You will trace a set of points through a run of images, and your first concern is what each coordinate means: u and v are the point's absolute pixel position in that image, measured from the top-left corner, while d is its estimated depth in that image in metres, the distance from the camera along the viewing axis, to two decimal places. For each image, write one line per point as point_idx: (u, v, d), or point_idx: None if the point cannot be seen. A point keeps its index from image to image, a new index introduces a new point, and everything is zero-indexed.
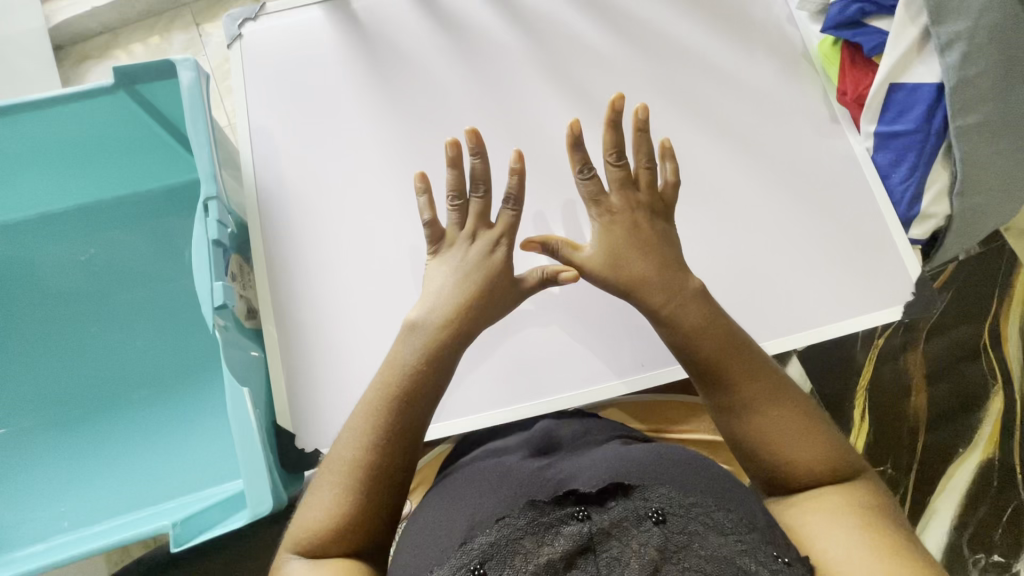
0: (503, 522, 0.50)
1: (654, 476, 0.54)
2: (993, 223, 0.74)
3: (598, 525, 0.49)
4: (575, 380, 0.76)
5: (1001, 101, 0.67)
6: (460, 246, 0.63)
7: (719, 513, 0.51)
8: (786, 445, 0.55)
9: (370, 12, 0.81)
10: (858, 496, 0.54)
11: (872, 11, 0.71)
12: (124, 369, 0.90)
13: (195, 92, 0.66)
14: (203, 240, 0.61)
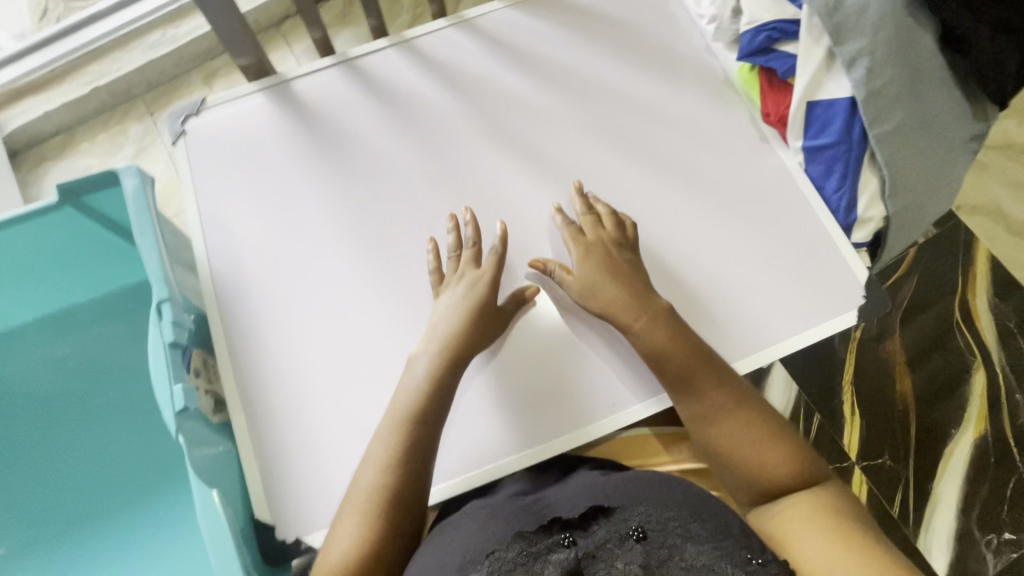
0: (494, 556, 0.56)
1: (632, 498, 0.62)
2: (930, 217, 0.77)
3: (584, 549, 0.57)
4: (562, 423, 0.73)
5: (911, 106, 0.71)
6: (457, 284, 0.73)
7: (694, 523, 0.59)
8: (747, 440, 0.65)
9: (310, 94, 0.85)
10: (823, 500, 0.62)
11: (780, 37, 0.74)
12: (96, 479, 0.88)
13: (140, 197, 0.67)
14: (160, 343, 0.61)
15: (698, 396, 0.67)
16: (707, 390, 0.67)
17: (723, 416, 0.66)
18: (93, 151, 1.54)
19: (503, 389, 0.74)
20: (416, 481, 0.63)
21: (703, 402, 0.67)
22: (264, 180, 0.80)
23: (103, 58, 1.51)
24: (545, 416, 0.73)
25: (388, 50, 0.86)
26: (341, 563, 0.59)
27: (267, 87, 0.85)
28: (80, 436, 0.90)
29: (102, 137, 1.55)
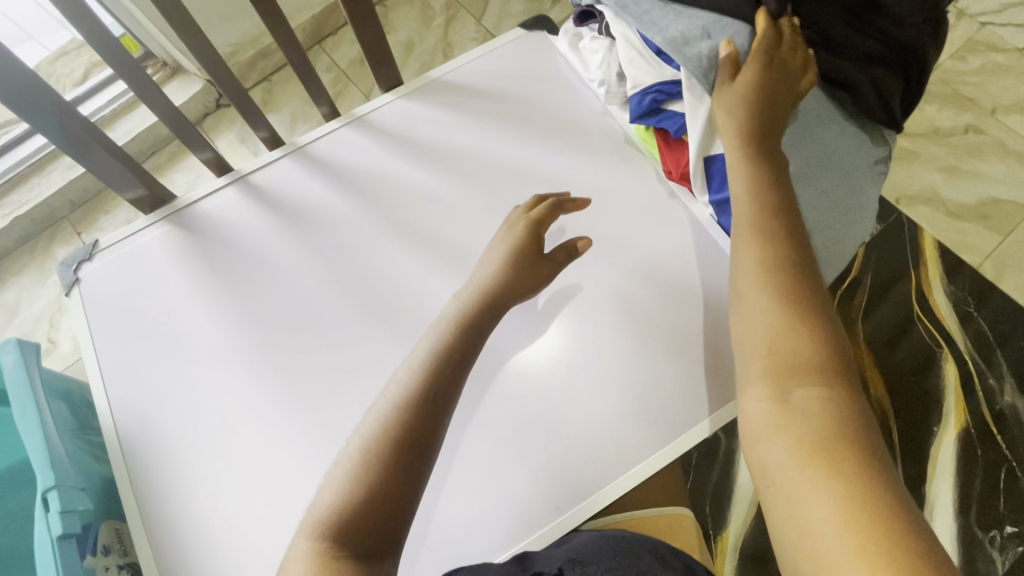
0: None
1: (603, 555, 0.61)
2: (851, 247, 0.75)
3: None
4: (531, 515, 0.67)
5: (798, 152, 0.72)
6: (516, 221, 0.73)
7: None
8: (794, 316, 0.57)
9: (208, 217, 0.82)
10: (835, 403, 0.52)
11: (665, 98, 0.73)
12: None
13: (20, 373, 0.63)
14: (47, 538, 0.56)
15: (762, 267, 0.60)
16: (770, 265, 0.60)
17: (781, 289, 0.58)
18: (21, 283, 1.48)
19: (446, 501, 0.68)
20: (422, 428, 0.56)
21: (769, 264, 0.60)
22: (165, 317, 0.76)
23: (20, 187, 1.47)
24: (509, 511, 0.68)
25: (283, 160, 0.84)
26: (327, 507, 0.52)
27: (163, 217, 0.82)
28: None
29: (31, 266, 1.50)
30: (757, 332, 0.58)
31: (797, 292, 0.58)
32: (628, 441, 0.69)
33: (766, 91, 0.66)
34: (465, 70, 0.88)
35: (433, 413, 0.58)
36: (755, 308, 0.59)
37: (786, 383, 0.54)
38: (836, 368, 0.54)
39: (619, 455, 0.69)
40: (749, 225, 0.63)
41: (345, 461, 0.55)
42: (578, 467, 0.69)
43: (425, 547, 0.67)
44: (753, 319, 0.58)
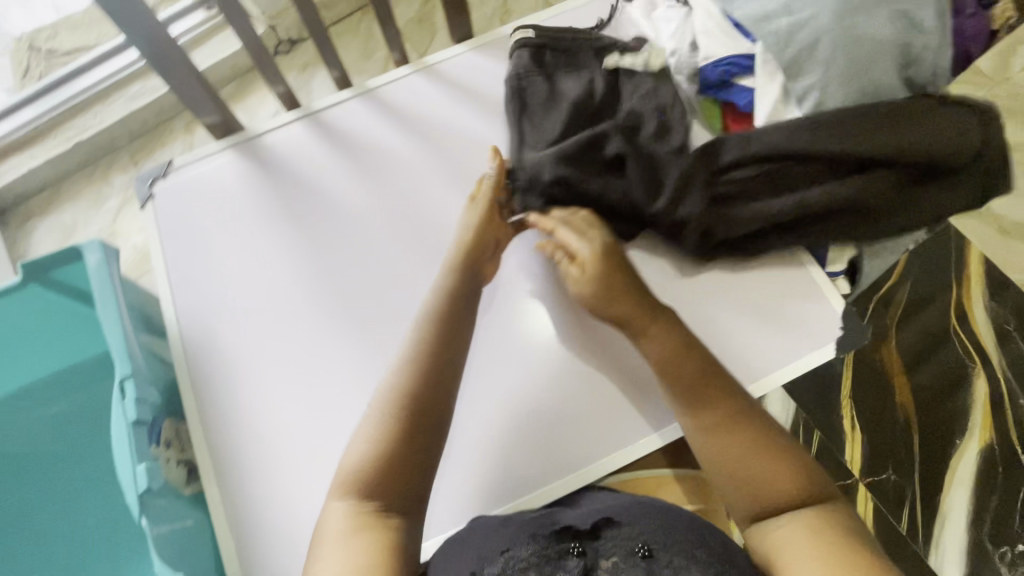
0: (508, 554, 0.59)
1: (641, 517, 0.63)
2: (903, 243, 0.74)
3: (591, 557, 0.59)
4: (551, 468, 0.71)
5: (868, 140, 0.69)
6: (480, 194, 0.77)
7: (700, 550, 0.59)
8: (757, 459, 0.63)
9: (276, 149, 0.85)
10: (821, 519, 0.60)
11: (736, 71, 0.73)
12: (66, 556, 0.82)
13: (103, 271, 0.67)
14: (123, 422, 0.61)
15: (712, 406, 0.65)
16: (727, 400, 0.66)
17: (732, 424, 0.65)
18: (79, 205, 1.55)
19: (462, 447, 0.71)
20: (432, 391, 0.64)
21: (729, 412, 0.65)
22: (230, 241, 0.80)
23: (84, 112, 1.52)
24: (527, 462, 0.71)
25: (351, 101, 0.86)
26: (353, 475, 0.61)
27: (233, 145, 0.85)
28: (58, 513, 0.84)
29: (86, 191, 1.56)
30: (723, 462, 0.64)
31: (748, 433, 0.64)
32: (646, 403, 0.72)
33: (607, 263, 0.70)
34: (535, 28, 0.89)
35: (434, 384, 0.65)
36: (723, 437, 0.64)
37: (761, 491, 0.62)
38: (802, 468, 0.63)
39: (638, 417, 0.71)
40: (678, 381, 0.67)
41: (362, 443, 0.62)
42: (599, 423, 0.71)
43: (444, 486, 0.70)
44: (727, 444, 0.64)
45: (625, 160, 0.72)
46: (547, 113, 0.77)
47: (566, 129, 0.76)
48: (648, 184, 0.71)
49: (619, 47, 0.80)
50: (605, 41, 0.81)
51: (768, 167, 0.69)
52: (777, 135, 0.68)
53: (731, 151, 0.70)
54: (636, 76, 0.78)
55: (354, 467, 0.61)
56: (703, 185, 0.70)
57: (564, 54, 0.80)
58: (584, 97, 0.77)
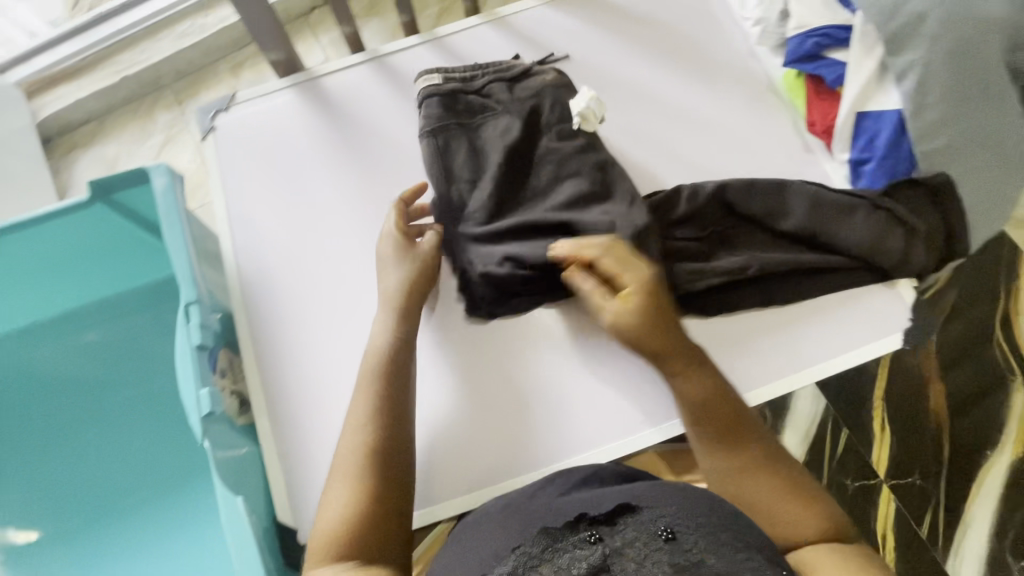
0: (518, 550, 0.47)
1: (660, 496, 0.50)
2: (971, 244, 0.70)
3: (610, 547, 0.46)
4: (592, 435, 0.67)
5: (961, 125, 0.66)
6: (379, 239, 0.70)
7: (729, 533, 0.47)
8: (782, 498, 0.55)
9: (339, 90, 0.83)
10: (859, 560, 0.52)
11: (829, 43, 0.70)
12: (110, 476, 0.82)
13: (170, 195, 0.67)
14: (186, 345, 0.62)
15: (728, 446, 0.58)
16: (750, 437, 0.59)
17: (753, 460, 0.57)
18: (118, 137, 1.42)
19: (497, 405, 0.68)
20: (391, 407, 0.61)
21: (728, 447, 0.58)
22: (288, 180, 0.79)
23: (132, 48, 1.39)
24: (566, 428, 0.68)
25: (418, 47, 0.84)
26: (340, 518, 0.54)
27: (296, 84, 0.84)
28: (98, 436, 0.84)
29: (133, 128, 1.43)
30: (750, 498, 0.56)
31: (773, 471, 0.57)
32: None
33: (649, 310, 0.61)
34: None
35: (395, 420, 0.60)
36: (741, 483, 0.57)
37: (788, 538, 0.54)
38: (828, 509, 0.55)
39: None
40: (696, 416, 0.60)
41: (340, 484, 0.57)
42: (642, 394, 0.68)
43: (477, 450, 0.67)
44: (746, 490, 0.56)
45: (522, 230, 0.69)
46: (453, 175, 0.72)
47: (500, 172, 0.71)
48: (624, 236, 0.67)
49: (504, 91, 0.75)
50: (453, 76, 0.76)
51: (809, 227, 0.68)
52: (836, 203, 0.69)
53: (796, 215, 0.69)
54: (560, 126, 0.74)
55: (330, 511, 0.55)
56: (743, 242, 0.71)
57: (440, 99, 0.74)
58: (466, 164, 0.72)
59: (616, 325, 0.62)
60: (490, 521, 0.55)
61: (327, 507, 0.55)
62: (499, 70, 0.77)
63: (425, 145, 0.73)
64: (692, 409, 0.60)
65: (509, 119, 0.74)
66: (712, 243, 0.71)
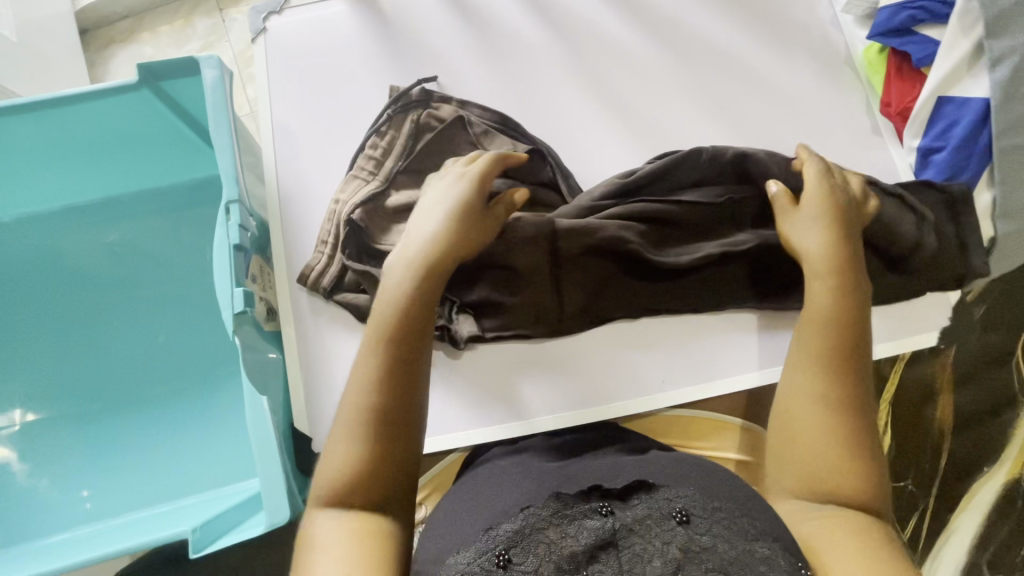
0: (527, 510, 0.46)
1: (679, 479, 0.49)
2: None
3: (622, 521, 0.45)
4: (606, 393, 0.69)
5: None
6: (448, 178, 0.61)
7: (745, 517, 0.44)
8: (846, 459, 0.47)
9: (397, 6, 0.80)
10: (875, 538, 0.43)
11: (924, 17, 0.68)
12: (130, 368, 0.83)
13: (219, 88, 0.66)
14: (225, 243, 0.62)
15: (838, 350, 0.52)
16: (852, 376, 0.50)
17: (845, 402, 0.49)
18: (157, 37, 1.27)
19: (513, 355, 0.69)
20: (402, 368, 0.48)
21: (840, 347, 0.52)
22: (334, 93, 0.77)
23: None
24: (570, 386, 0.69)
25: None
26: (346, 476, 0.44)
27: None
28: (119, 328, 0.84)
29: (169, 28, 1.28)
30: (817, 426, 0.49)
31: (853, 424, 0.48)
32: (691, 358, 0.70)
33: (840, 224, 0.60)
34: None
35: (398, 399, 0.47)
36: (792, 411, 0.51)
37: (817, 484, 0.47)
38: (876, 477, 0.46)
39: (702, 365, 0.70)
40: (821, 317, 0.54)
41: (342, 448, 0.45)
42: (643, 363, 0.70)
43: (491, 395, 0.68)
44: (797, 418, 0.50)
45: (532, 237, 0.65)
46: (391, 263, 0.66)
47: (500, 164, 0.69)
48: (648, 238, 0.68)
49: (429, 128, 0.71)
50: (365, 143, 0.71)
51: None
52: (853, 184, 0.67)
53: None
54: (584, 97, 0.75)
55: (335, 470, 0.45)
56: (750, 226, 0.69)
57: (365, 178, 0.69)
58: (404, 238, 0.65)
59: (795, 233, 0.61)
60: (502, 479, 0.54)
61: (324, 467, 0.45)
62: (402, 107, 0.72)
63: (333, 254, 0.68)
64: (830, 263, 0.57)
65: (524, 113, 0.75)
66: (722, 217, 0.69)
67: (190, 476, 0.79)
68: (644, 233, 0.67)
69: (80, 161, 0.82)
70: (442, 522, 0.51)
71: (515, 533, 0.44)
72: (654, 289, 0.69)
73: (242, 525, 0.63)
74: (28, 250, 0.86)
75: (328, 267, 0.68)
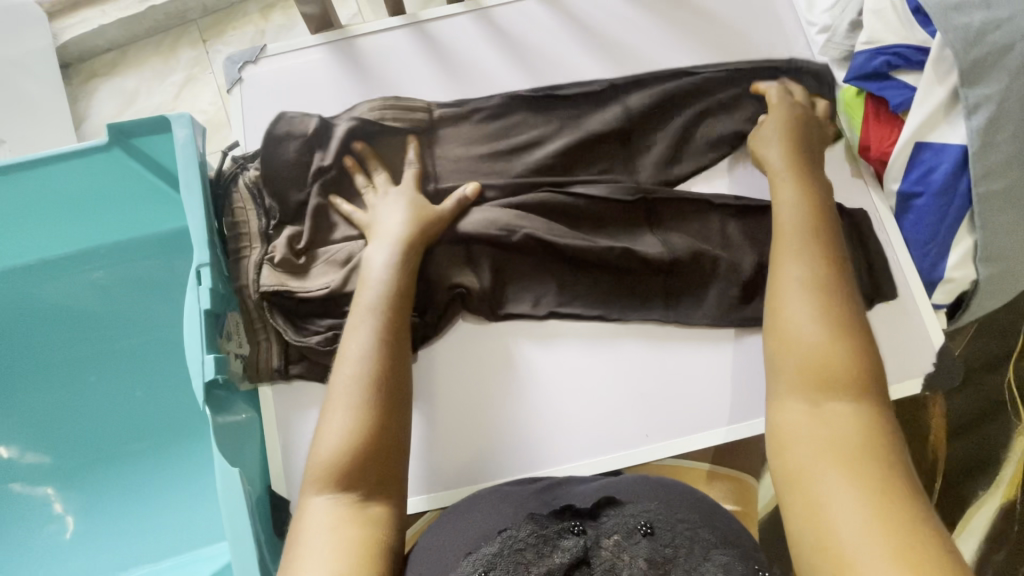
0: (505, 532, 0.45)
1: (642, 495, 0.50)
2: (1011, 291, 0.69)
3: (593, 539, 0.44)
4: (587, 445, 0.66)
5: (1020, 171, 0.64)
6: (376, 194, 0.68)
7: (705, 529, 0.46)
8: (837, 350, 0.49)
9: (373, 53, 0.79)
10: (871, 437, 0.45)
11: (900, 62, 0.68)
12: (107, 423, 0.82)
13: (190, 151, 0.65)
14: (196, 309, 0.61)
15: (813, 255, 0.56)
16: (823, 276, 0.54)
17: (834, 302, 0.52)
18: (140, 70, 1.26)
19: (470, 380, 0.67)
20: (403, 349, 0.56)
21: (812, 244, 0.57)
22: None
23: None
24: (547, 441, 0.66)
25: (461, 16, 0.80)
26: (343, 442, 0.49)
27: (329, 41, 0.80)
28: (97, 382, 0.83)
29: (151, 61, 1.26)
30: (806, 317, 0.52)
31: (834, 315, 0.51)
32: (677, 410, 0.67)
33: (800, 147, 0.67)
34: None
35: (395, 355, 0.55)
36: (783, 322, 0.53)
37: (818, 385, 0.48)
38: (871, 378, 0.48)
39: (676, 418, 0.66)
40: (784, 229, 0.59)
41: (342, 414, 0.51)
42: (623, 411, 0.67)
43: (460, 450, 0.65)
44: (791, 331, 0.52)
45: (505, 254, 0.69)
46: (330, 310, 0.67)
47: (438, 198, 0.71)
48: (556, 233, 0.69)
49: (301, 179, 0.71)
50: (251, 214, 0.71)
51: None
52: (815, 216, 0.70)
53: None
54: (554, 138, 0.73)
55: (329, 440, 0.50)
56: (667, 224, 0.71)
57: (250, 250, 0.70)
58: (338, 273, 0.67)
59: (761, 144, 0.69)
60: (485, 503, 0.53)
61: (321, 441, 0.50)
62: (222, 186, 0.72)
63: (272, 335, 0.67)
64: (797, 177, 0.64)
65: (497, 149, 0.73)
66: (638, 216, 0.71)
67: (168, 534, 0.77)
68: (567, 236, 0.68)
69: (57, 216, 0.80)
70: (432, 541, 0.50)
71: (494, 556, 0.44)
72: (568, 287, 0.69)
73: None
74: (5, 303, 0.84)
75: (275, 348, 0.67)
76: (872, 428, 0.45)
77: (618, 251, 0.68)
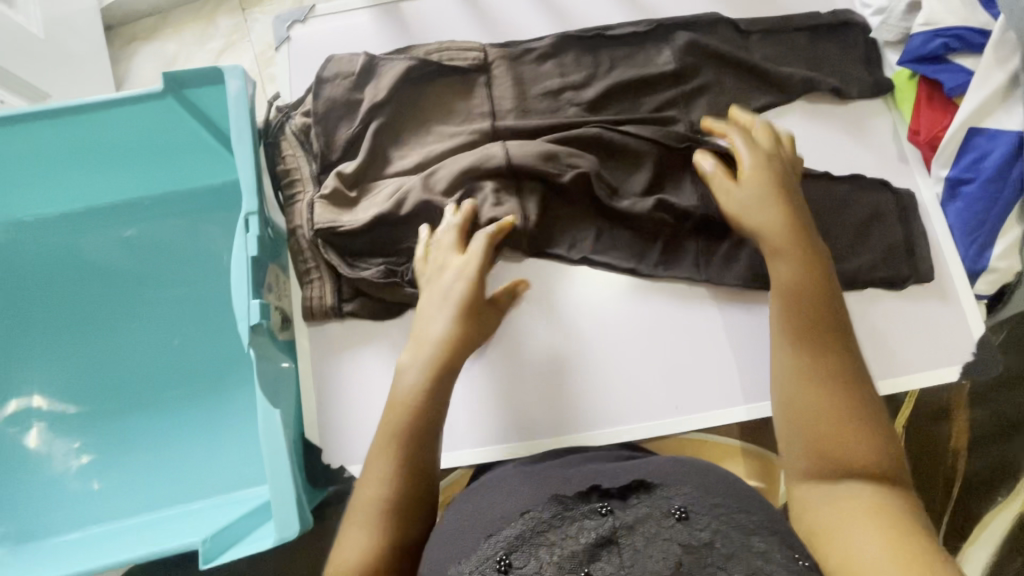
0: (527, 513, 0.45)
1: (675, 476, 0.48)
2: None
3: (622, 520, 0.44)
4: (624, 404, 0.67)
5: None
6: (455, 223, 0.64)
7: (742, 514, 0.44)
8: (844, 415, 0.48)
9: (420, 18, 0.80)
10: (889, 502, 0.43)
11: (958, 45, 0.67)
12: (144, 369, 0.84)
13: (243, 99, 0.66)
14: (242, 255, 0.63)
15: (816, 303, 0.54)
16: (833, 329, 0.53)
17: (839, 354, 0.51)
18: (181, 34, 1.28)
19: (519, 326, 0.69)
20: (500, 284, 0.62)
21: (822, 290, 0.55)
22: None
23: None
24: (585, 396, 0.67)
25: None
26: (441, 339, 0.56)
27: (377, 4, 0.80)
28: (135, 329, 0.85)
29: (192, 26, 1.28)
30: (808, 377, 0.51)
31: (841, 377, 0.50)
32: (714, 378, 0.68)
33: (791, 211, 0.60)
34: None
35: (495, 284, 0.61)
36: (787, 388, 0.51)
37: (826, 461, 0.47)
38: (880, 443, 0.46)
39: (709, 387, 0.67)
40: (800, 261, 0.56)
41: (445, 311, 0.58)
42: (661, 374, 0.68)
43: (501, 399, 0.67)
44: (794, 388, 0.51)
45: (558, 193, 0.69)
46: (380, 248, 0.68)
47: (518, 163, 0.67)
48: (604, 179, 0.69)
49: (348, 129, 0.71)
50: (298, 164, 0.72)
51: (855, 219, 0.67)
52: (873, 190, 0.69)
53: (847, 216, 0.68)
54: (599, 108, 0.73)
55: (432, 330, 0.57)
56: None
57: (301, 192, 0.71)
58: (385, 203, 0.67)
59: (744, 210, 0.60)
60: (507, 481, 0.53)
61: (429, 326, 0.57)
62: (270, 135, 0.73)
63: (324, 276, 0.69)
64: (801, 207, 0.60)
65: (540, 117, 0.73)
66: (681, 165, 0.71)
67: (199, 479, 0.80)
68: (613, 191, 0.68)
69: (106, 164, 0.83)
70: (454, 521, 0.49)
71: (517, 538, 0.44)
72: (606, 236, 0.69)
73: (251, 537, 0.63)
74: (51, 249, 0.87)
75: (327, 287, 0.68)
76: (889, 496, 0.44)
77: (654, 204, 0.68)
